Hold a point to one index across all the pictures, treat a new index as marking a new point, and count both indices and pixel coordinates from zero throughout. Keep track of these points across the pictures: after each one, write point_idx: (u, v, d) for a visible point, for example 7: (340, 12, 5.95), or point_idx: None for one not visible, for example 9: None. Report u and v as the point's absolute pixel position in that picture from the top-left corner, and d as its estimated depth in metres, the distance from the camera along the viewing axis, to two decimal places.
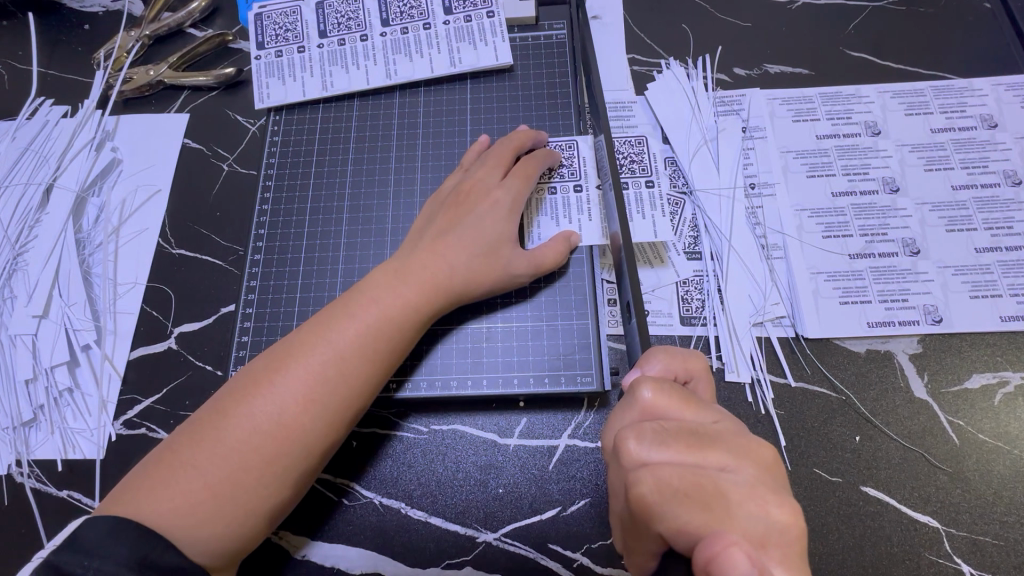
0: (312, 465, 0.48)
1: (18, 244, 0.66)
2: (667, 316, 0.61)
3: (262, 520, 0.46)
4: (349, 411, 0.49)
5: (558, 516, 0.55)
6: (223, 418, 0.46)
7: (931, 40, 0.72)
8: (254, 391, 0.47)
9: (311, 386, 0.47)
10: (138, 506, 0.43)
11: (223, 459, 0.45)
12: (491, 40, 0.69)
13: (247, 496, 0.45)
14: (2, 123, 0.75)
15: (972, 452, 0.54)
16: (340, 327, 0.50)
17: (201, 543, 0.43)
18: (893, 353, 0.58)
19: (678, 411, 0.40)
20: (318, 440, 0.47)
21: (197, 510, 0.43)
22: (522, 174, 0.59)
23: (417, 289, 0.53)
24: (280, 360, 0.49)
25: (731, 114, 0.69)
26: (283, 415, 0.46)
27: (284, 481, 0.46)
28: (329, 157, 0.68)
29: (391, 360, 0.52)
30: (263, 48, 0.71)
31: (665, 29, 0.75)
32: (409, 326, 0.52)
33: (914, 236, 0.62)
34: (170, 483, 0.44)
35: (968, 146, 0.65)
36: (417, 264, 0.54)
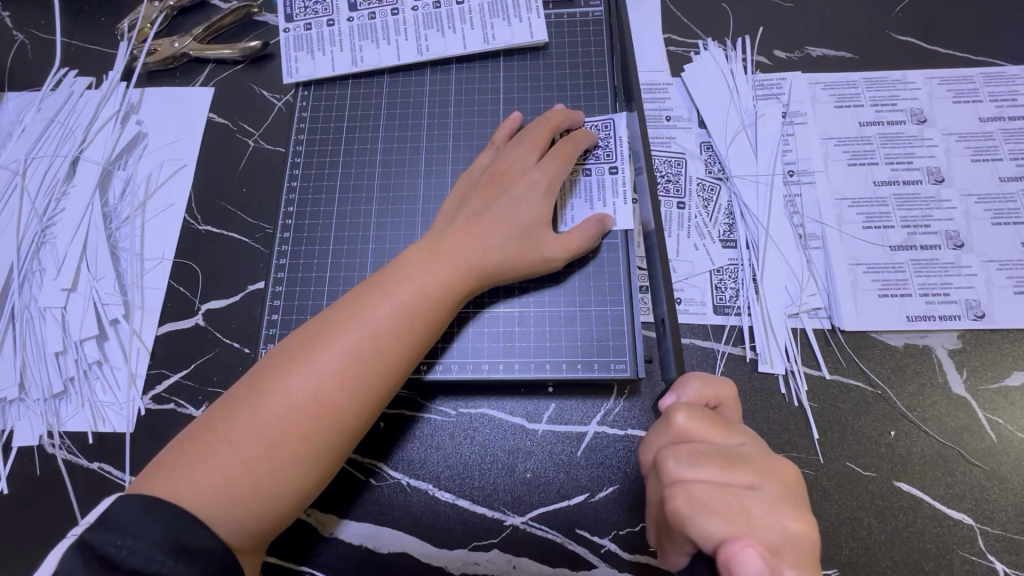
0: (345, 445, 0.48)
1: (45, 216, 0.66)
2: (700, 305, 0.60)
3: (296, 498, 0.46)
4: (383, 392, 0.49)
5: (586, 502, 0.55)
6: (257, 395, 0.46)
7: (983, 24, 0.70)
8: (289, 368, 0.47)
9: (346, 366, 0.47)
10: (174, 482, 0.43)
11: (258, 437, 0.45)
12: (527, 16, 0.67)
13: (281, 474, 0.45)
14: (27, 94, 0.74)
15: (1011, 451, 0.53)
16: (376, 306, 0.50)
17: (235, 520, 0.43)
18: (932, 348, 0.57)
19: (711, 434, 0.39)
20: (353, 421, 0.47)
21: (232, 487, 0.43)
22: (561, 155, 0.58)
23: (453, 270, 0.52)
24: (315, 338, 0.48)
25: (771, 98, 0.67)
26: (318, 394, 0.46)
27: (318, 460, 0.46)
28: (358, 135, 0.67)
29: (425, 341, 0.51)
30: (292, 20, 0.69)
31: (704, 8, 0.72)
32: (443, 308, 0.52)
33: (958, 229, 0.60)
34: (205, 459, 0.44)
35: (1018, 136, 0.63)
36: (451, 243, 0.54)
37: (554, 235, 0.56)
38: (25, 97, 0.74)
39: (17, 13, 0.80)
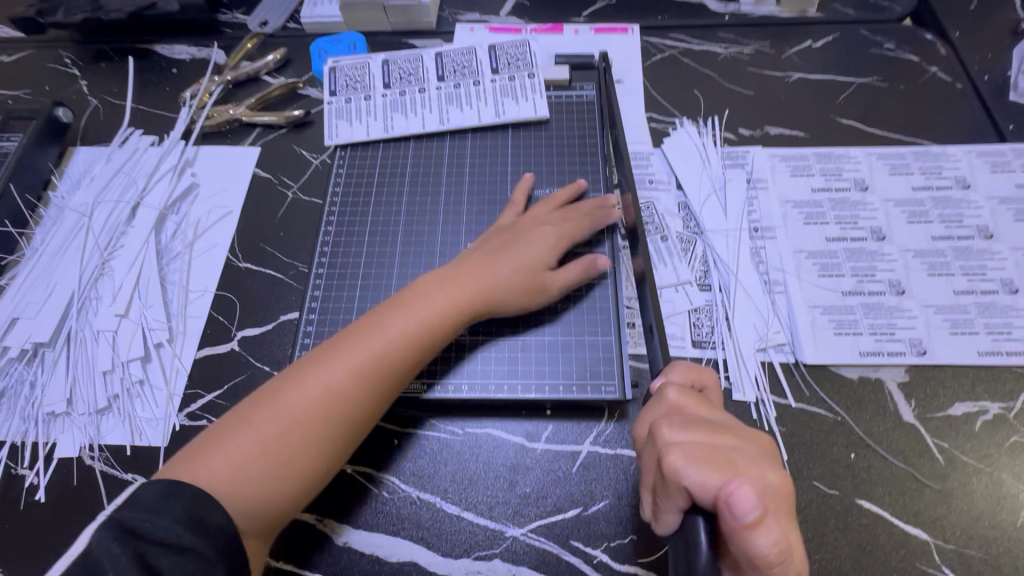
0: (349, 439, 0.54)
1: (105, 252, 0.75)
2: (680, 339, 0.68)
3: (306, 483, 0.52)
4: (385, 393, 0.56)
5: (579, 516, 0.60)
6: (278, 389, 0.54)
7: (911, 112, 0.83)
8: (312, 365, 0.55)
9: (354, 369, 0.55)
10: (199, 463, 0.50)
11: (274, 424, 0.52)
12: (532, 97, 0.81)
13: (295, 456, 0.52)
14: (97, 149, 0.86)
15: (957, 472, 0.60)
16: (387, 321, 0.58)
17: (252, 497, 0.50)
18: (883, 380, 0.65)
19: (696, 407, 0.48)
20: (357, 419, 0.54)
21: (252, 465, 0.50)
22: (572, 221, 0.69)
23: (460, 297, 0.61)
24: (336, 344, 0.57)
25: (737, 167, 0.79)
26: (328, 391, 0.53)
27: (323, 450, 0.53)
28: (386, 189, 0.78)
29: (428, 355, 0.59)
30: (334, 95, 0.83)
31: (680, 94, 0.86)
32: (446, 327, 0.60)
33: (899, 278, 0.70)
34: (229, 441, 0.51)
35: (945, 203, 0.75)
36: (463, 274, 0.63)
37: (555, 275, 0.66)
38: (95, 151, 0.86)
39: (95, 83, 0.94)
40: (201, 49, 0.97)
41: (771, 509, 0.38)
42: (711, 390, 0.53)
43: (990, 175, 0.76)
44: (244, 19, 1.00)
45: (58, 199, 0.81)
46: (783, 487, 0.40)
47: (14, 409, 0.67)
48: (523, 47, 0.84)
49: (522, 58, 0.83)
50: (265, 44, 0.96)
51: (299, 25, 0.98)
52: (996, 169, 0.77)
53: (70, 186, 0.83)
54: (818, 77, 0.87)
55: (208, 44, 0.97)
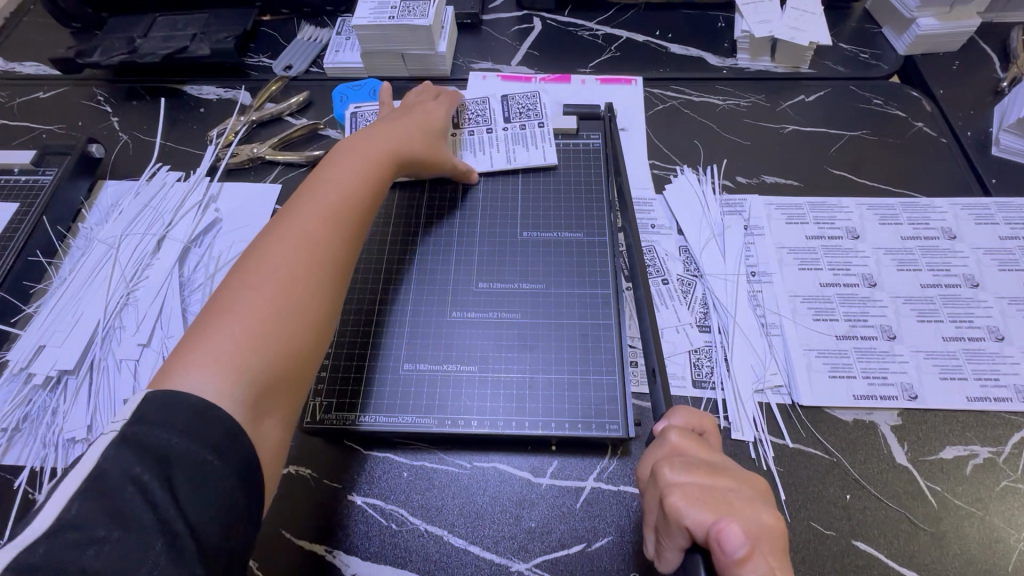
0: (340, 236, 0.62)
1: (131, 283, 0.78)
2: (681, 379, 0.71)
3: (304, 351, 0.56)
4: (354, 203, 0.65)
5: (583, 551, 0.61)
6: (229, 291, 0.55)
7: (900, 165, 0.88)
8: (264, 261, 0.58)
9: (318, 202, 0.63)
10: (183, 370, 0.50)
11: (255, 312, 0.54)
12: (541, 146, 0.86)
13: (287, 328, 0.55)
14: (126, 182, 0.90)
15: (950, 515, 0.62)
16: (324, 185, 0.66)
17: (256, 381, 0.51)
18: (877, 423, 0.68)
19: (698, 450, 0.51)
20: (333, 225, 0.62)
21: (247, 354, 0.52)
22: (449, 97, 0.86)
23: (405, 130, 0.76)
24: (277, 237, 0.60)
25: (735, 214, 0.83)
26: (294, 246, 0.59)
27: (315, 247, 0.60)
28: (401, 228, 0.82)
29: (383, 172, 0.71)
30: None
31: (681, 143, 0.91)
32: (397, 146, 0.73)
33: (890, 324, 0.73)
34: (208, 345, 0.51)
35: (932, 253, 0.79)
36: (388, 161, 0.72)
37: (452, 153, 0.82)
38: (124, 184, 0.90)
39: (126, 120, 0.99)
40: (228, 90, 1.02)
41: (763, 547, 0.41)
42: (710, 432, 0.56)
43: (975, 227, 0.80)
44: (270, 63, 1.06)
45: (88, 230, 0.85)
46: (775, 526, 0.43)
47: (34, 434, 0.69)
48: (534, 99, 0.91)
49: (532, 108, 0.90)
50: (289, 87, 1.02)
51: (321, 70, 1.04)
52: (980, 222, 0.81)
53: (99, 219, 0.86)
54: (810, 130, 0.92)
55: (235, 86, 1.02)
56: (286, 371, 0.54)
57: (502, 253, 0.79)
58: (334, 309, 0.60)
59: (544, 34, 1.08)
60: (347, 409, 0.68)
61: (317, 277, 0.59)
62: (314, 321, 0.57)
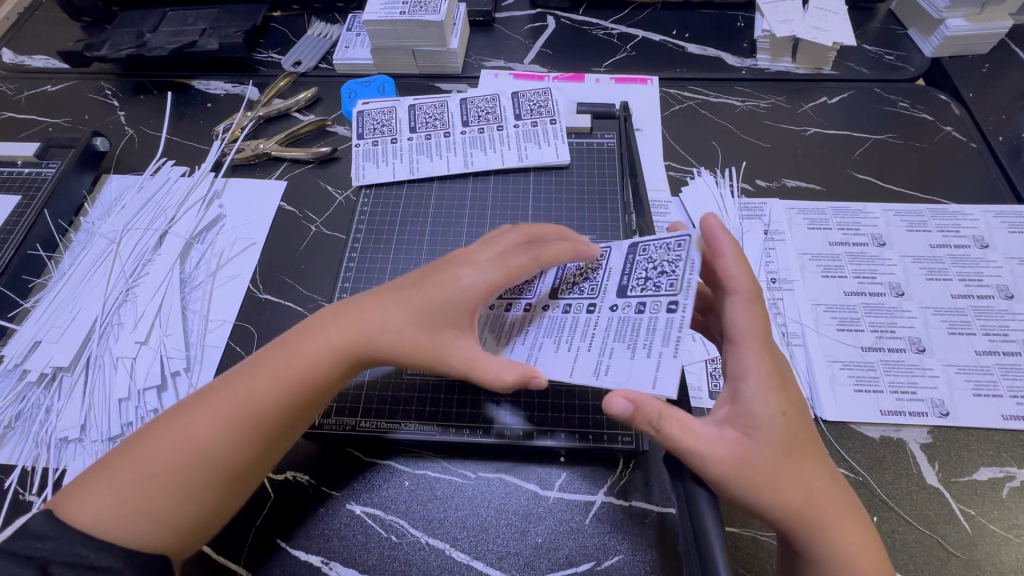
0: (243, 474, 0.54)
1: (130, 279, 0.76)
2: (697, 390, 0.68)
3: (191, 528, 0.52)
4: (290, 404, 0.56)
5: (593, 570, 0.58)
6: (160, 425, 0.54)
7: (928, 170, 0.84)
8: (205, 406, 0.54)
9: (282, 358, 0.57)
10: (85, 494, 0.51)
11: (157, 460, 0.52)
12: (658, 349, 0.54)
13: (176, 504, 0.51)
14: (129, 177, 0.89)
15: (984, 541, 0.58)
16: (310, 333, 0.59)
17: (136, 536, 0.50)
18: (905, 441, 0.64)
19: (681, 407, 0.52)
20: (236, 436, 0.54)
21: (132, 510, 0.50)
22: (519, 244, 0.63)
23: (382, 312, 0.59)
24: (237, 379, 0.56)
25: (754, 219, 0.80)
26: (234, 401, 0.55)
27: (245, 414, 0.54)
28: (409, 227, 0.80)
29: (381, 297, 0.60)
30: (362, 138, 0.86)
31: (698, 144, 0.88)
32: (434, 291, 0.59)
33: (919, 336, 0.70)
34: (112, 480, 0.51)
35: (963, 261, 0.75)
36: (376, 342, 0.58)
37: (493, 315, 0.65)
38: (128, 179, 0.88)
39: (132, 114, 0.98)
40: (235, 85, 1.00)
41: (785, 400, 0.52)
42: (728, 256, 0.55)
43: (1009, 236, 0.76)
44: (278, 58, 1.04)
45: (89, 225, 0.83)
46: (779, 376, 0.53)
47: (27, 433, 0.67)
48: (679, 246, 0.57)
49: (543, 104, 0.87)
50: (297, 83, 1.00)
51: (330, 66, 1.02)
52: (1014, 230, 0.77)
53: (101, 214, 0.85)
54: (834, 132, 0.89)
55: (244, 81, 1.01)
56: (158, 532, 0.51)
57: (602, 381, 0.55)
58: (224, 506, 0.54)
59: (558, 32, 1.05)
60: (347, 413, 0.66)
61: (213, 455, 0.53)
62: (181, 525, 0.52)
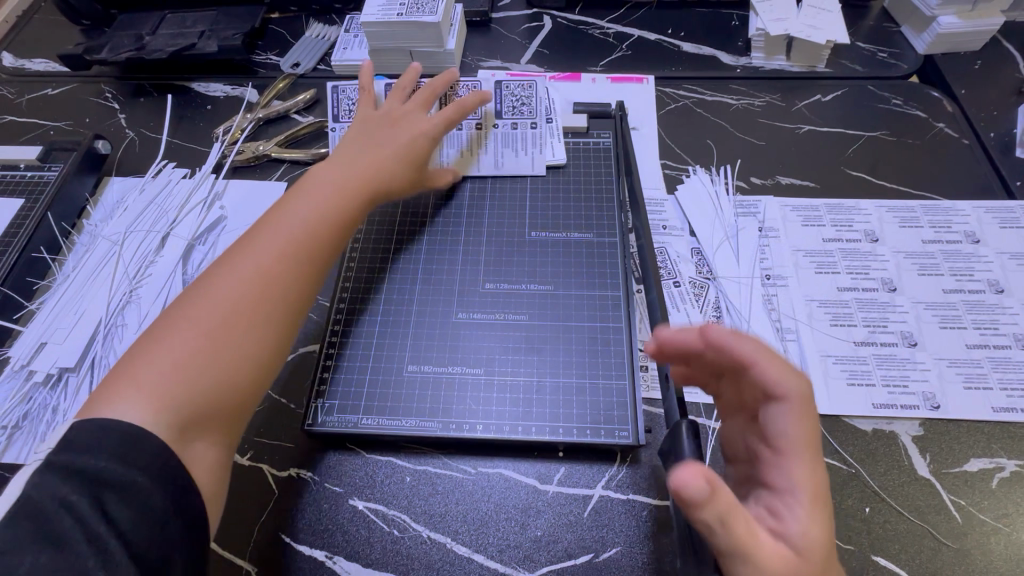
0: (284, 319, 0.58)
1: (134, 280, 0.77)
2: (693, 385, 0.69)
3: (236, 397, 0.54)
4: (333, 210, 0.65)
5: (591, 562, 0.59)
6: (190, 305, 0.56)
7: (921, 167, 0.85)
8: (213, 282, 0.58)
9: (275, 232, 0.62)
10: (109, 402, 0.49)
11: (195, 338, 0.53)
12: None
13: (217, 374, 0.53)
14: (131, 179, 0.90)
15: (974, 531, 0.59)
16: (296, 203, 0.65)
17: (185, 413, 0.50)
18: (898, 433, 0.65)
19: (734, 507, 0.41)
20: (284, 265, 0.60)
21: (174, 391, 0.50)
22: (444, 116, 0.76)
23: (366, 168, 0.70)
24: (246, 245, 0.61)
25: (748, 216, 0.81)
26: (271, 253, 0.60)
27: (295, 238, 0.61)
28: (407, 226, 0.80)
29: (371, 137, 0.73)
30: (337, 119, 0.85)
31: (693, 142, 0.89)
32: (377, 158, 0.71)
33: (911, 330, 0.71)
34: (133, 379, 0.50)
35: (955, 257, 0.76)
36: (355, 173, 0.69)
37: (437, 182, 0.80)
38: (129, 181, 0.89)
39: (133, 117, 0.98)
40: (235, 87, 1.01)
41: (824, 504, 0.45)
42: (764, 364, 0.46)
43: (1000, 231, 0.78)
44: (277, 60, 1.05)
45: (92, 227, 0.84)
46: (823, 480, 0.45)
47: (33, 433, 0.68)
48: None
49: (526, 98, 0.83)
50: (296, 84, 1.01)
51: (329, 68, 1.03)
52: (1005, 225, 0.78)
53: (103, 216, 0.86)
54: (827, 129, 0.90)
55: (243, 83, 1.02)
56: (199, 406, 0.51)
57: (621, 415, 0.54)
58: (255, 387, 0.56)
59: (554, 32, 1.06)
60: (349, 410, 0.67)
61: (256, 323, 0.56)
62: (228, 392, 0.53)
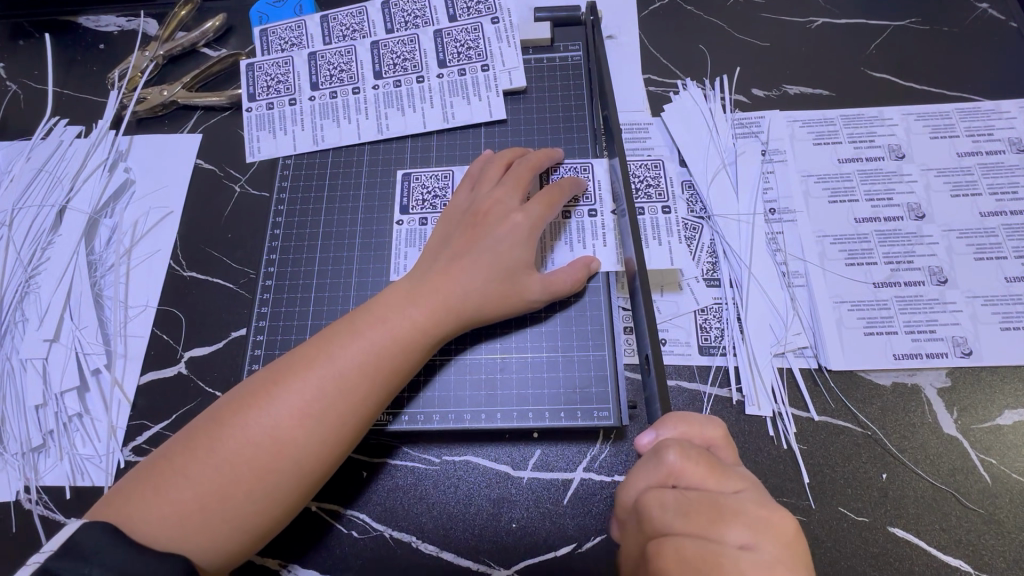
0: (307, 482, 0.47)
1: (30, 267, 0.66)
2: (685, 346, 0.60)
3: (247, 542, 0.45)
4: (396, 354, 0.50)
5: (573, 553, 0.53)
6: (217, 430, 0.45)
7: (956, 62, 0.71)
8: (269, 393, 0.47)
9: (354, 337, 0.50)
10: (134, 504, 0.43)
11: (213, 476, 0.44)
12: None
13: (235, 512, 0.44)
14: (17, 143, 0.76)
15: (1005, 492, 0.52)
16: (388, 311, 0.52)
17: (192, 552, 0.42)
18: (921, 386, 0.56)
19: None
20: (328, 425, 0.47)
21: (185, 523, 0.43)
22: (544, 200, 0.57)
23: (451, 267, 0.54)
24: (322, 349, 0.49)
25: (749, 137, 0.67)
26: (319, 390, 0.47)
27: (345, 386, 0.48)
28: (341, 181, 0.68)
29: (447, 249, 0.56)
30: (255, 99, 0.71)
31: (682, 50, 0.74)
32: (467, 261, 0.54)
33: (941, 264, 0.60)
34: (160, 492, 0.43)
35: (996, 171, 0.63)
36: (430, 283, 0.53)
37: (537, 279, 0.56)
38: (16, 146, 0.75)
39: (12, 65, 0.82)
40: (129, 18, 0.84)
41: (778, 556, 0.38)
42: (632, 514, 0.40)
43: None
44: None
45: None
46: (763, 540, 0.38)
47: None
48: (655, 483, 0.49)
49: (474, 45, 0.70)
50: (202, 9, 0.83)
51: None
52: None
53: None
54: (845, 22, 0.74)
55: (138, 12, 0.84)
56: (210, 546, 0.43)
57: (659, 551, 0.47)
58: (267, 536, 0.46)
59: None
60: None
61: (283, 476, 0.45)
62: (246, 534, 0.44)
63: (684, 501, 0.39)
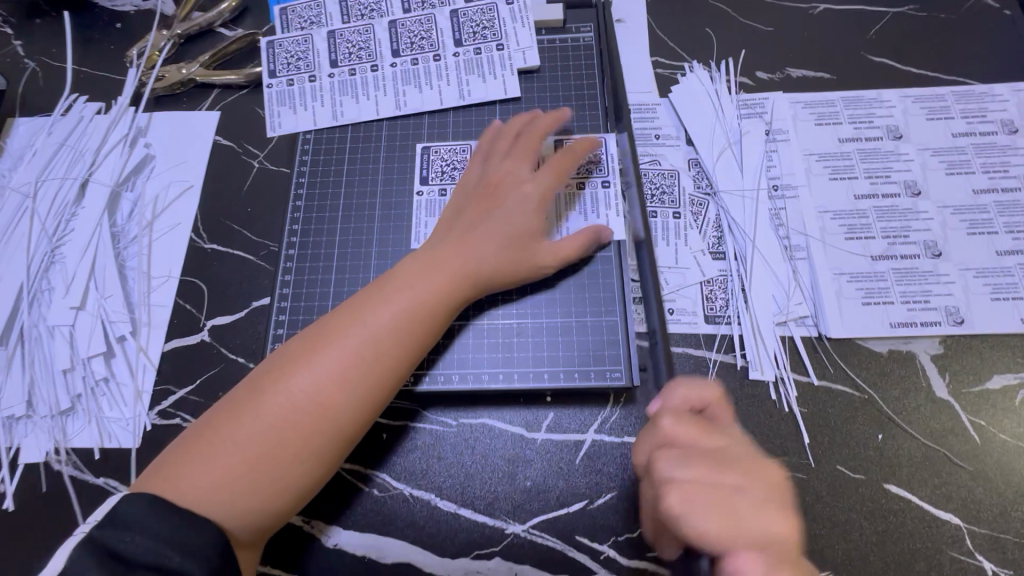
0: (346, 444, 0.49)
1: (55, 238, 0.68)
2: (691, 315, 0.62)
3: (291, 502, 0.47)
4: (422, 319, 0.53)
5: (585, 509, 0.56)
6: (257, 399, 0.47)
7: (952, 46, 0.73)
8: (306, 361, 0.49)
9: (382, 305, 0.52)
10: (183, 469, 0.45)
11: (255, 441, 0.46)
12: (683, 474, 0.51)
13: (280, 474, 0.46)
14: (38, 119, 0.77)
15: (994, 451, 0.55)
16: (412, 279, 0.54)
17: (242, 513, 0.45)
18: (915, 353, 0.59)
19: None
20: (363, 389, 0.49)
21: (233, 486, 0.45)
22: (554, 169, 0.60)
23: (467, 235, 0.57)
24: (352, 318, 0.51)
25: (754, 117, 0.70)
26: (352, 355, 0.49)
27: (377, 351, 0.50)
28: (360, 156, 0.70)
29: (462, 219, 0.59)
30: (275, 76, 0.73)
31: (689, 33, 0.76)
32: (482, 228, 0.57)
33: (936, 239, 0.63)
34: (206, 458, 0.45)
35: (988, 150, 0.66)
36: (449, 250, 0.56)
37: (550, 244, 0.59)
38: (37, 122, 0.77)
39: (29, 43, 0.83)
40: None
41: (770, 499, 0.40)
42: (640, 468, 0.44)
43: None
44: None
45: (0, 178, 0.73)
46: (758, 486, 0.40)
47: None
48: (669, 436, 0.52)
49: (489, 26, 0.72)
50: None
51: None
52: None
53: (12, 163, 0.74)
54: (846, 8, 0.76)
55: None
56: (259, 507, 0.46)
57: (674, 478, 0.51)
58: (309, 496, 0.49)
59: None
60: None
61: (322, 439, 0.47)
62: (291, 494, 0.47)
63: (683, 451, 0.42)
